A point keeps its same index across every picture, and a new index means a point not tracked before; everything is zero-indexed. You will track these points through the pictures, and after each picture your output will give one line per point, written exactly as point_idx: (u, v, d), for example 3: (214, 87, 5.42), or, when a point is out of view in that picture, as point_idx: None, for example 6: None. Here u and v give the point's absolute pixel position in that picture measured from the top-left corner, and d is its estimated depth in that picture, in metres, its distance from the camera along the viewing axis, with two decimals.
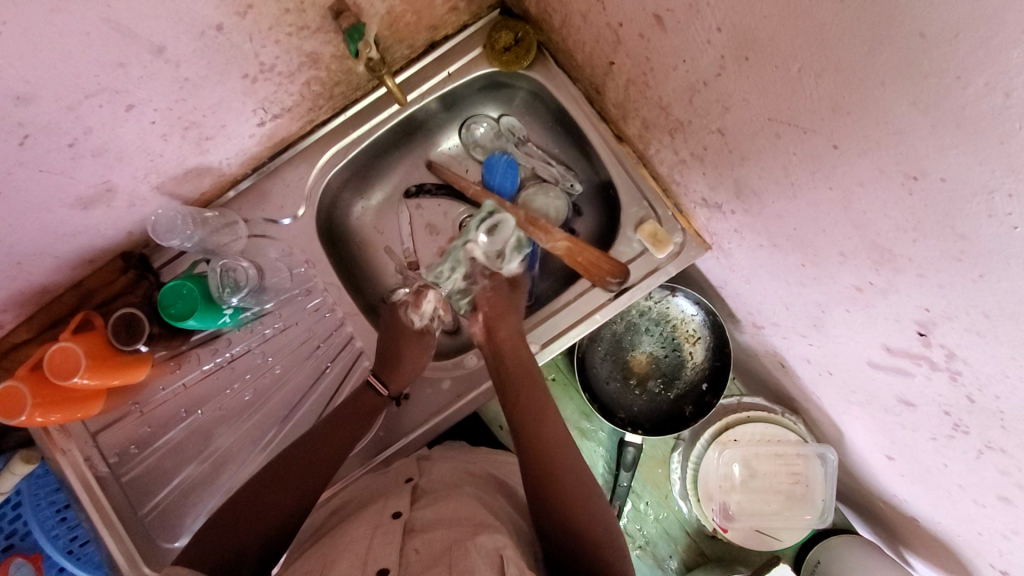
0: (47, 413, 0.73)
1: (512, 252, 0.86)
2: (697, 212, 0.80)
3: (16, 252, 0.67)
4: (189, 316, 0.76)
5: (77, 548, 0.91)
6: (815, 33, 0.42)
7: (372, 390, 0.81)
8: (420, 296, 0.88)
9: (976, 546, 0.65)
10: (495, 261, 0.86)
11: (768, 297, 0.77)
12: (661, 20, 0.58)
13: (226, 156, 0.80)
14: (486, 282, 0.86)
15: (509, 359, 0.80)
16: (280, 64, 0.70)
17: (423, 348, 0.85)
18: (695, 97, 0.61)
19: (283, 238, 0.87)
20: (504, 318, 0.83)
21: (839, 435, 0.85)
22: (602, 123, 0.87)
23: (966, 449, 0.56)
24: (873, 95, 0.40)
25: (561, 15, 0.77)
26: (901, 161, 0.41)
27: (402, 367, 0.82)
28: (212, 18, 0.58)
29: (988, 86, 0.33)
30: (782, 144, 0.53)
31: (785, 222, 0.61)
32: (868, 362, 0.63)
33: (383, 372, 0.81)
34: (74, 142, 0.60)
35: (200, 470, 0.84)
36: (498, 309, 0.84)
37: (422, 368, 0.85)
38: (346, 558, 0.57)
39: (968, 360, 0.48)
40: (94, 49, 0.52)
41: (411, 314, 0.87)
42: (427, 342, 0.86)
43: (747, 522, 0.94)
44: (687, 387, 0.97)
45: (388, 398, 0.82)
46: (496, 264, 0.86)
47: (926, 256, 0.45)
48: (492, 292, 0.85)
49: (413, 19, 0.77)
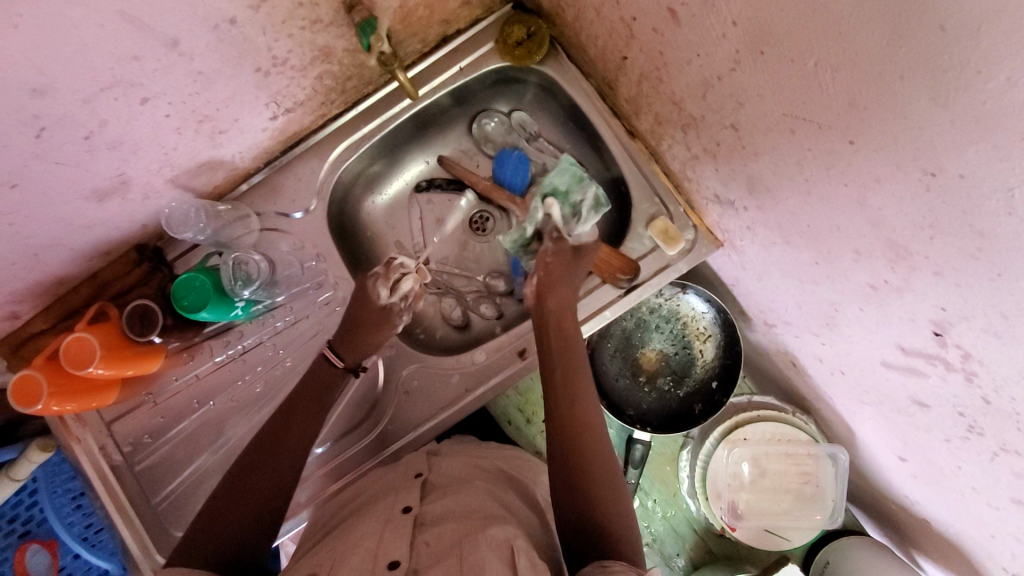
0: (63, 402, 0.74)
1: (589, 211, 0.83)
2: (709, 208, 0.79)
3: (33, 243, 0.68)
4: (202, 308, 0.77)
5: (92, 534, 0.93)
6: (832, 26, 0.41)
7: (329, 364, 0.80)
8: (394, 268, 0.84)
9: (989, 549, 0.64)
10: (570, 222, 0.83)
11: (780, 295, 0.76)
12: (675, 14, 0.57)
13: (239, 149, 0.80)
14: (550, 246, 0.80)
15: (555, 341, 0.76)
16: (292, 58, 0.71)
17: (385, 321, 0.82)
18: (709, 91, 0.61)
19: (294, 232, 0.87)
20: (564, 290, 0.79)
21: (851, 435, 0.84)
22: (614, 118, 0.87)
23: (981, 451, 0.56)
24: (891, 90, 0.39)
25: (574, 9, 0.77)
26: (918, 158, 0.41)
27: (361, 335, 0.81)
28: (225, 12, 0.58)
29: (1009, 80, 0.32)
30: (797, 140, 0.52)
31: (799, 220, 0.60)
32: (882, 362, 0.62)
33: (340, 343, 0.81)
34: (89, 135, 0.60)
35: (211, 460, 0.85)
36: (556, 280, 0.79)
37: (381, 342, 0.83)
38: (357, 552, 0.57)
39: (984, 361, 0.47)
40: (109, 42, 0.53)
41: (379, 287, 0.83)
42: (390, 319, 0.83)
43: (756, 521, 0.93)
44: (697, 384, 0.96)
45: (346, 369, 0.81)
46: (571, 228, 0.83)
47: (943, 254, 0.44)
48: (553, 257, 0.80)
49: (425, 13, 0.77)
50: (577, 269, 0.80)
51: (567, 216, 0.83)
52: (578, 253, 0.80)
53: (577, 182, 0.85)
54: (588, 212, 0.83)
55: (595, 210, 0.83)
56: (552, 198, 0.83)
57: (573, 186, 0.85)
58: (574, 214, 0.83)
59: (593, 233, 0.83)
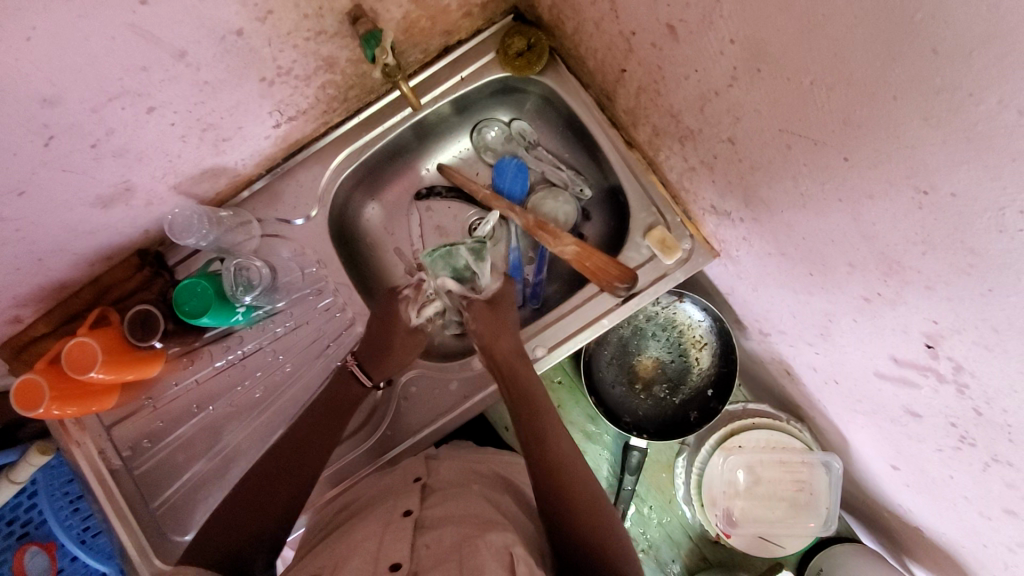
0: (64, 406, 0.74)
1: (477, 265, 0.87)
2: (705, 219, 0.81)
3: (37, 248, 0.68)
4: (204, 313, 0.77)
5: (89, 538, 0.92)
6: (828, 48, 0.42)
7: (355, 381, 0.83)
8: (420, 291, 0.88)
9: (981, 557, 0.65)
10: (470, 282, 0.87)
11: (775, 305, 0.78)
12: (674, 30, 0.59)
13: (242, 157, 0.81)
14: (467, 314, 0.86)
15: None
16: (297, 68, 0.72)
17: (412, 345, 0.86)
18: (706, 106, 0.62)
19: (295, 238, 0.88)
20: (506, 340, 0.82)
21: (844, 443, 0.85)
22: (613, 128, 0.88)
23: (973, 461, 0.57)
24: (886, 111, 0.41)
25: (574, 22, 0.78)
26: (912, 175, 0.42)
27: (389, 358, 0.84)
28: (233, 23, 0.59)
29: (1001, 103, 0.33)
30: (793, 155, 0.53)
31: (794, 232, 0.61)
32: (875, 372, 0.63)
33: (367, 361, 0.83)
34: (96, 143, 0.61)
35: (210, 465, 0.86)
36: (489, 333, 0.83)
37: (406, 363, 0.87)
38: (359, 554, 0.58)
39: (975, 373, 0.48)
40: (119, 53, 0.54)
41: (410, 309, 0.87)
42: (418, 339, 0.87)
43: (751, 528, 0.94)
44: (692, 392, 0.97)
45: (371, 388, 0.84)
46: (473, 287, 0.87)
47: (934, 269, 0.45)
48: (477, 318, 0.84)
49: (428, 24, 0.78)
50: (505, 318, 0.85)
51: (464, 281, 0.86)
52: (493, 304, 0.86)
53: (450, 256, 0.86)
54: (479, 267, 0.87)
55: (481, 260, 0.87)
56: (445, 278, 0.86)
57: (471, 258, 0.87)
58: (467, 275, 0.86)
59: (493, 280, 0.88)
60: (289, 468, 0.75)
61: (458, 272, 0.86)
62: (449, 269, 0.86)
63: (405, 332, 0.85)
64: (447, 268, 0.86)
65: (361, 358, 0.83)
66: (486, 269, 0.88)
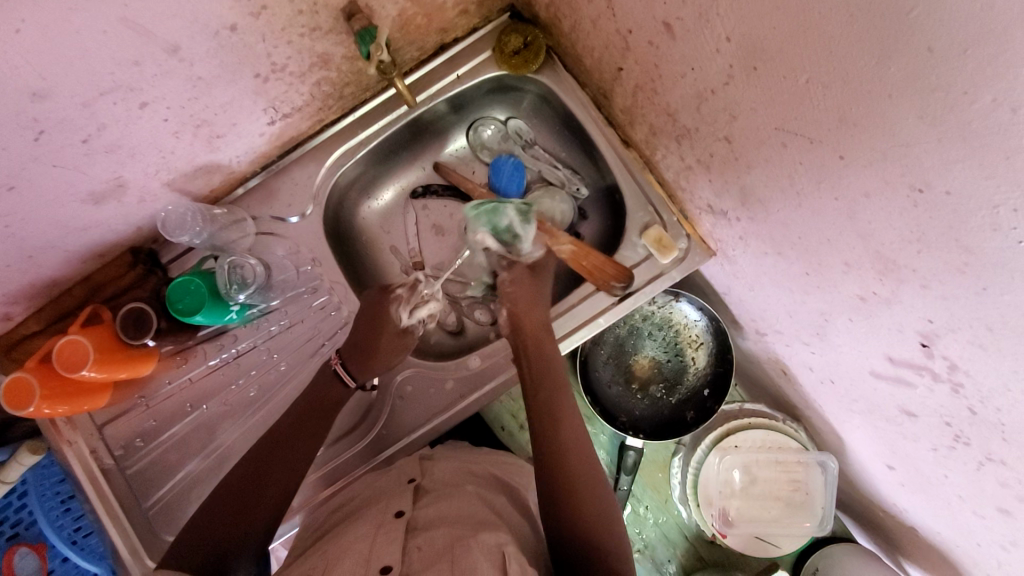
0: (55, 405, 0.74)
1: (522, 227, 0.84)
2: (702, 218, 0.81)
3: (28, 245, 0.68)
4: (197, 312, 0.77)
5: (81, 538, 0.91)
6: (823, 45, 0.42)
7: (339, 382, 0.80)
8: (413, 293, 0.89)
9: (975, 556, 0.65)
10: (511, 244, 0.85)
11: (771, 305, 0.77)
12: (671, 28, 0.59)
13: (236, 154, 0.81)
14: (506, 275, 0.85)
15: (533, 359, 0.78)
16: (291, 64, 0.71)
17: (399, 348, 0.85)
18: (702, 104, 0.62)
19: (290, 236, 0.88)
20: (531, 312, 0.82)
21: (839, 443, 0.85)
22: (610, 127, 0.88)
23: (967, 461, 0.57)
24: (881, 109, 0.40)
25: (570, 20, 0.78)
26: (906, 173, 0.42)
27: (375, 358, 0.82)
28: (226, 19, 0.59)
29: (995, 101, 0.33)
30: (789, 153, 0.53)
31: (790, 230, 0.61)
32: (870, 371, 0.63)
33: (350, 361, 0.81)
34: (87, 138, 0.60)
35: (203, 464, 0.85)
36: (522, 302, 0.82)
37: (393, 364, 0.85)
38: (350, 556, 0.58)
39: (969, 372, 0.48)
40: (110, 47, 0.53)
41: (400, 310, 0.86)
42: (406, 342, 0.85)
43: (747, 528, 0.94)
44: (688, 392, 0.97)
45: (355, 389, 0.82)
46: (516, 250, 0.86)
47: (930, 268, 0.45)
48: (513, 285, 0.84)
49: (424, 21, 0.78)
50: (541, 288, 0.85)
51: (507, 243, 0.85)
52: (534, 272, 0.86)
53: (495, 213, 0.84)
54: (523, 230, 0.84)
55: (524, 223, 0.84)
56: (488, 235, 0.85)
57: (516, 218, 0.84)
58: (510, 235, 0.85)
59: (537, 247, 0.85)
60: (283, 468, 0.74)
61: (503, 232, 0.84)
62: (490, 226, 0.85)
63: (395, 332, 0.84)
64: (489, 225, 0.85)
65: (344, 357, 0.80)
66: (531, 232, 0.85)
